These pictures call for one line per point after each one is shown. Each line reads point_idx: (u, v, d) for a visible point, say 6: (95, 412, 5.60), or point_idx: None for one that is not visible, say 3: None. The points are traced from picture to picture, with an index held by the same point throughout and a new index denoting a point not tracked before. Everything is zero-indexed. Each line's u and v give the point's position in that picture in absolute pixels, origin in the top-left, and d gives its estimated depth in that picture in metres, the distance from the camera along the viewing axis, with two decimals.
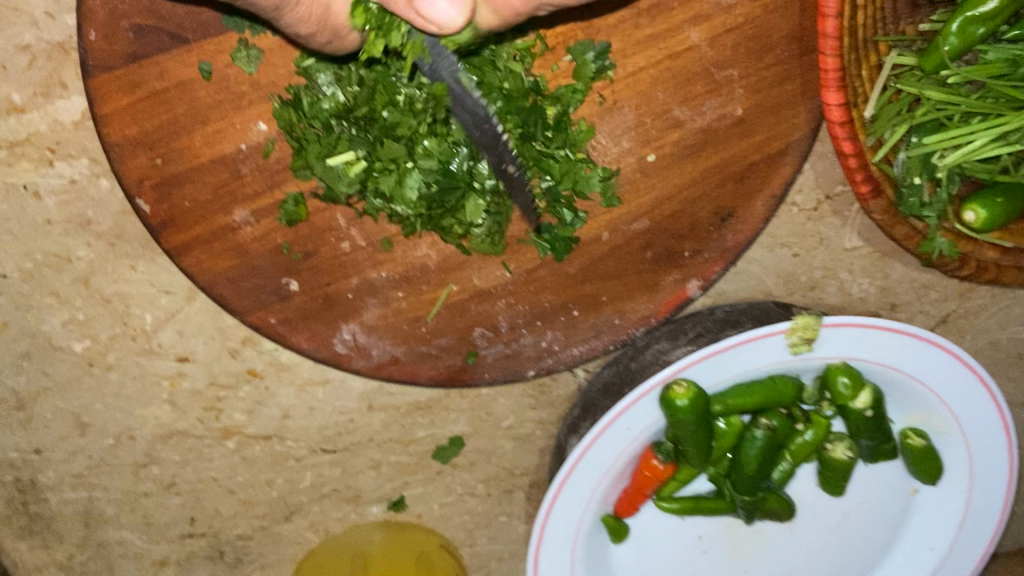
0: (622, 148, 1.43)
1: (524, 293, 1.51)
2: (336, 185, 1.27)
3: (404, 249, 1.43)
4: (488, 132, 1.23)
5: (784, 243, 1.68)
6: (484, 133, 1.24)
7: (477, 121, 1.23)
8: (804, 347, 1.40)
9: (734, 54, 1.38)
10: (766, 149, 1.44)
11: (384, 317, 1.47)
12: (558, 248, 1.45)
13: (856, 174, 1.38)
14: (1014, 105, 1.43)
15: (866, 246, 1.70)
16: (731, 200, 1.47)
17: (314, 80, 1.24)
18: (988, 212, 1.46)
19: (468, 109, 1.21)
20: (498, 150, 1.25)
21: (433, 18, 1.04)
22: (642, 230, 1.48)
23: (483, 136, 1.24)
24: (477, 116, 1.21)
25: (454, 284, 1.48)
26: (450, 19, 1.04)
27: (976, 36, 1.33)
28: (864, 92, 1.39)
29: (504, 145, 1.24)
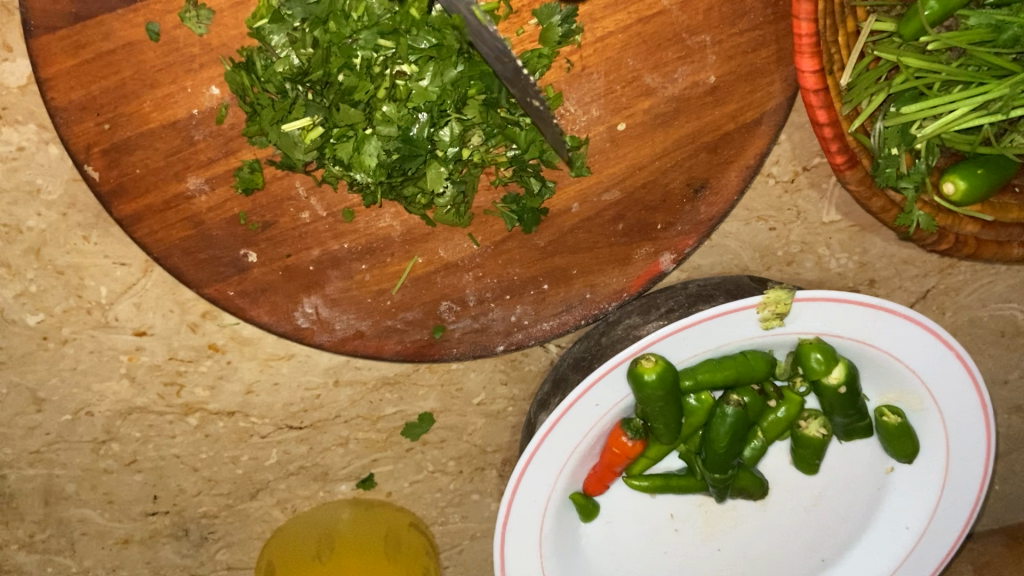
0: (592, 116, 1.38)
1: (493, 266, 1.47)
2: (292, 152, 1.23)
3: (367, 220, 1.38)
4: (509, 65, 1.21)
5: (761, 216, 1.64)
6: (505, 67, 1.21)
7: (496, 55, 1.21)
8: (776, 321, 1.38)
9: (707, 19, 1.34)
10: (740, 119, 1.41)
11: (348, 290, 1.43)
12: (526, 220, 1.41)
13: (832, 143, 1.33)
14: (998, 73, 1.38)
15: (844, 220, 1.67)
16: (703, 171, 1.44)
17: (267, 42, 1.17)
18: (967, 184, 1.42)
19: (487, 42, 1.19)
20: (521, 84, 1.22)
21: None
22: (613, 201, 1.44)
23: (505, 67, 1.21)
24: (497, 49, 1.19)
25: (419, 256, 1.44)
26: None
27: (957, 1, 1.28)
28: (841, 59, 1.34)
29: (526, 77, 1.21)
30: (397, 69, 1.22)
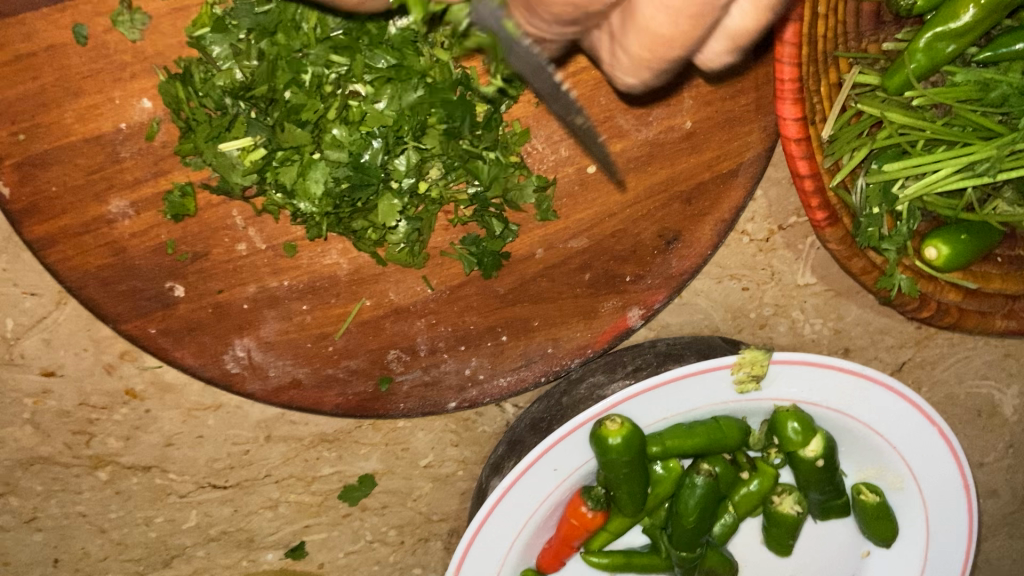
0: (561, 156, 1.28)
1: (447, 313, 1.35)
2: (228, 176, 1.11)
3: (311, 256, 1.26)
4: (549, 81, 0.98)
5: (733, 275, 1.55)
6: (544, 82, 0.99)
7: (536, 70, 0.97)
8: (752, 383, 1.27)
9: (685, 61, 1.26)
10: (716, 168, 1.33)
11: (285, 333, 1.29)
12: (486, 264, 1.30)
13: (813, 197, 1.25)
14: (984, 134, 1.32)
15: (819, 284, 1.59)
16: (675, 222, 1.36)
17: (207, 52, 1.08)
18: (950, 250, 1.36)
19: (523, 58, 0.95)
20: (540, 121, 1.03)
21: None
22: (579, 248, 1.35)
23: (531, 93, 1.00)
24: (536, 62, 0.95)
25: (367, 299, 1.31)
26: None
27: (944, 54, 1.24)
28: (823, 109, 1.27)
29: (566, 95, 0.98)
30: (351, 88, 1.12)
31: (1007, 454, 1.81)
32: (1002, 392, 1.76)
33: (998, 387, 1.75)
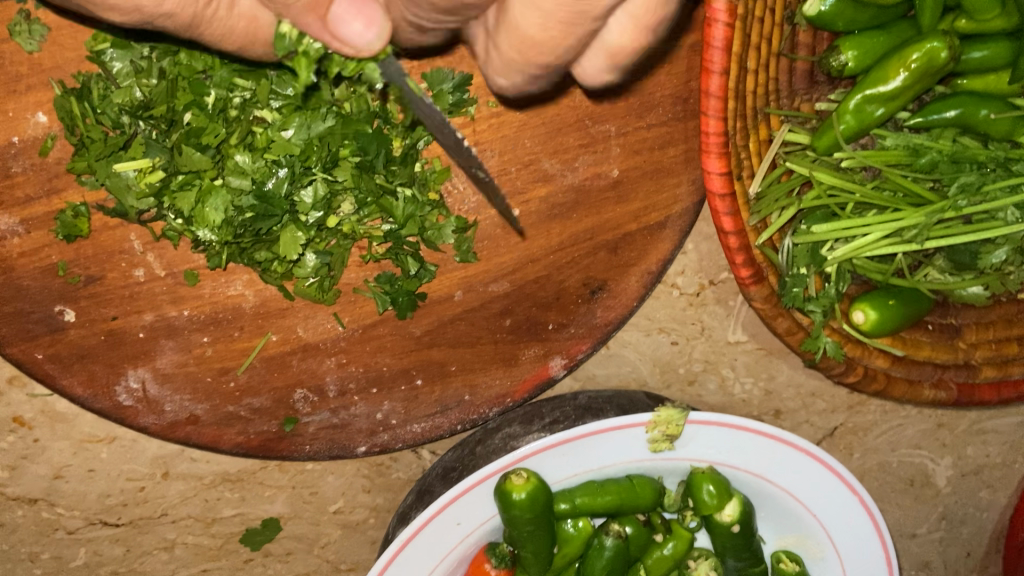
0: (482, 198, 1.25)
1: (359, 353, 1.29)
2: (122, 198, 1.06)
3: (213, 286, 1.20)
4: (450, 137, 1.02)
5: (662, 328, 1.52)
6: (446, 137, 1.03)
7: (437, 126, 1.01)
8: (666, 444, 1.22)
9: (612, 108, 1.25)
10: (644, 220, 1.30)
11: (183, 366, 1.22)
12: (400, 303, 1.24)
13: (737, 255, 1.22)
14: (914, 200, 1.29)
15: (751, 342, 1.55)
16: (600, 270, 1.32)
17: (106, 68, 1.04)
18: (878, 315, 1.34)
19: (425, 112, 1.00)
20: (465, 153, 1.06)
21: (349, 40, 0.87)
22: (500, 292, 1.30)
23: (445, 139, 1.04)
24: (435, 121, 1.01)
25: (273, 333, 1.25)
26: (368, 43, 0.87)
27: (874, 117, 1.22)
28: (750, 165, 1.25)
29: (467, 151, 1.04)
30: (255, 114, 1.08)
31: (940, 526, 1.77)
32: (935, 462, 1.73)
33: (931, 457, 1.72)
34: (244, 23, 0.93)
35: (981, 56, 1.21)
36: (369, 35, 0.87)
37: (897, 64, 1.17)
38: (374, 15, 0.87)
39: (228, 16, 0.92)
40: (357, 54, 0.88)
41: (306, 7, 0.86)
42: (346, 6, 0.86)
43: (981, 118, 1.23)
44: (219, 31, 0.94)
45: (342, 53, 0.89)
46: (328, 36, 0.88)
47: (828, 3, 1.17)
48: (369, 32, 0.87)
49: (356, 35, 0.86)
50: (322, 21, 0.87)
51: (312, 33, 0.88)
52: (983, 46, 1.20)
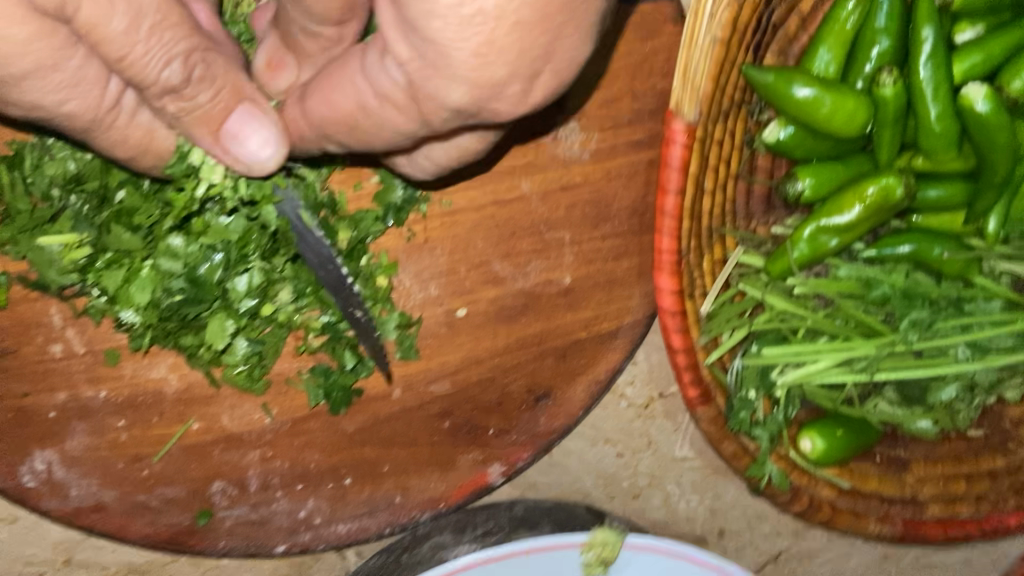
0: (428, 295, 1.21)
1: (286, 447, 1.22)
2: (45, 272, 1.00)
3: (135, 367, 1.14)
4: (334, 273, 1.07)
5: (608, 439, 1.47)
6: (329, 274, 1.08)
7: (322, 260, 1.06)
8: (601, 569, 1.16)
9: (568, 216, 1.23)
10: (594, 328, 1.27)
11: (95, 450, 1.15)
12: (334, 398, 1.18)
13: (685, 373, 1.20)
14: (865, 331, 1.28)
15: (697, 459, 1.50)
16: (546, 378, 1.27)
17: (42, 139, 1.01)
18: (826, 444, 1.31)
19: (313, 248, 1.05)
20: (347, 294, 1.09)
21: (242, 156, 0.93)
22: (441, 393, 1.25)
23: (328, 278, 1.08)
24: (322, 256, 1.06)
25: (195, 421, 1.18)
26: (262, 160, 0.94)
27: (828, 248, 1.21)
28: (703, 284, 1.23)
29: (349, 289, 1.07)
30: None
31: None
32: None
33: None
34: (141, 132, 0.91)
35: (938, 194, 1.20)
36: (265, 153, 0.93)
37: (853, 196, 1.17)
38: (271, 137, 0.92)
39: (127, 126, 0.89)
40: (248, 170, 0.95)
41: (198, 120, 0.90)
42: (239, 124, 0.92)
43: (934, 256, 1.23)
44: (111, 140, 0.90)
45: (228, 163, 0.95)
46: (220, 151, 0.94)
47: (787, 131, 1.18)
48: (266, 153, 0.93)
49: (251, 153, 0.92)
50: (214, 135, 0.92)
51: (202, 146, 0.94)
52: (939, 185, 1.20)
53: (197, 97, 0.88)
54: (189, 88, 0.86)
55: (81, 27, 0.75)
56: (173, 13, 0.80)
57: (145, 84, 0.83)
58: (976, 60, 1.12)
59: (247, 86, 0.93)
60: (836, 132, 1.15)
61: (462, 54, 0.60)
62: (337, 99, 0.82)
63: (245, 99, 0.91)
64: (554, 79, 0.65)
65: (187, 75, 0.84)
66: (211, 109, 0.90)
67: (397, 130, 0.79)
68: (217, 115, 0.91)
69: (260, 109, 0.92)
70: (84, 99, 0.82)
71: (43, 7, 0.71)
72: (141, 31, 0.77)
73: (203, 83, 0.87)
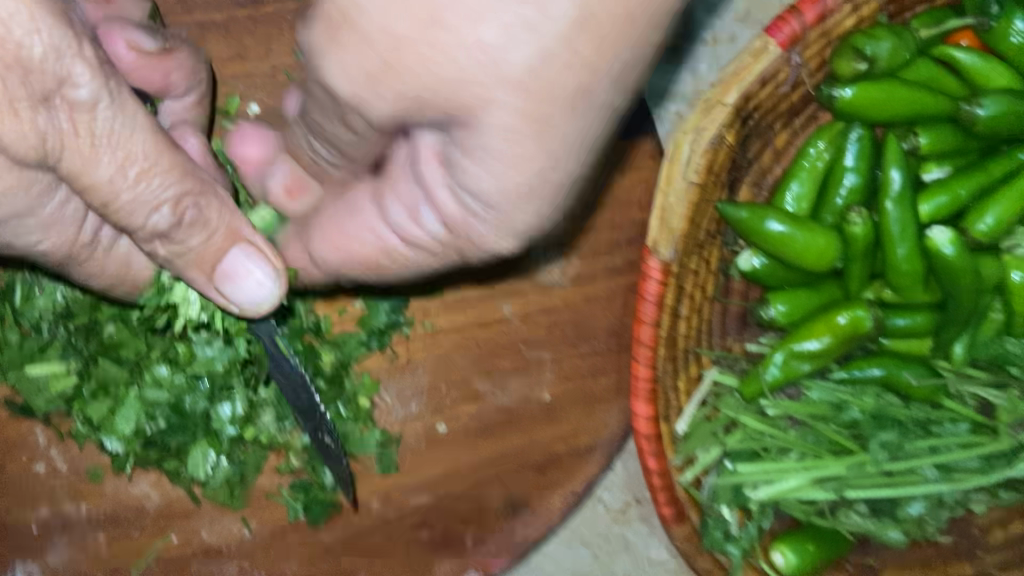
0: (410, 411, 1.25)
1: (263, 559, 1.21)
2: (30, 399, 1.03)
3: (117, 483, 1.16)
4: (305, 400, 1.06)
5: (584, 541, 1.49)
6: (301, 401, 1.06)
7: (296, 386, 1.06)
8: None
9: (547, 336, 1.28)
10: (572, 442, 1.27)
11: (75, 564, 1.15)
12: (314, 512, 1.21)
13: (659, 493, 1.22)
14: (836, 449, 1.31)
15: (673, 561, 1.51)
16: (524, 491, 1.26)
17: (37, 272, 1.05)
18: (797, 558, 1.34)
19: (287, 374, 1.05)
20: (316, 420, 1.07)
21: (236, 298, 0.95)
22: (420, 505, 1.26)
23: (300, 405, 1.06)
24: (296, 382, 1.05)
25: (175, 534, 1.18)
26: (257, 301, 0.95)
27: (800, 373, 1.24)
28: (678, 404, 1.27)
29: (321, 415, 1.05)
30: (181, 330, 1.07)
31: None
32: None
33: None
34: (120, 268, 0.97)
35: (906, 323, 1.23)
36: (259, 295, 0.95)
37: (823, 324, 1.21)
38: (264, 278, 0.95)
39: (106, 259, 0.96)
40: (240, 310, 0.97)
41: (192, 263, 0.93)
42: (235, 265, 0.94)
43: (903, 380, 1.27)
44: (90, 273, 0.97)
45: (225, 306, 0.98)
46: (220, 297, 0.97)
47: (760, 260, 1.22)
48: (263, 295, 0.95)
49: (242, 294, 0.94)
50: (207, 277, 0.95)
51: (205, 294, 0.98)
52: (907, 314, 1.23)
53: (187, 241, 0.91)
54: (178, 233, 0.89)
55: (68, 174, 0.80)
56: (164, 159, 0.85)
57: (133, 228, 0.86)
58: (941, 201, 1.16)
59: (248, 229, 0.96)
60: (807, 266, 1.19)
61: (517, 49, 0.59)
62: (365, 239, 0.89)
63: (240, 241, 0.94)
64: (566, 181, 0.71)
65: (176, 219, 0.87)
66: (202, 251, 0.93)
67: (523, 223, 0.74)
68: (211, 257, 0.93)
69: (256, 249, 0.95)
70: (57, 240, 0.90)
71: (27, 161, 0.78)
72: (130, 175, 0.82)
73: (194, 228, 0.90)
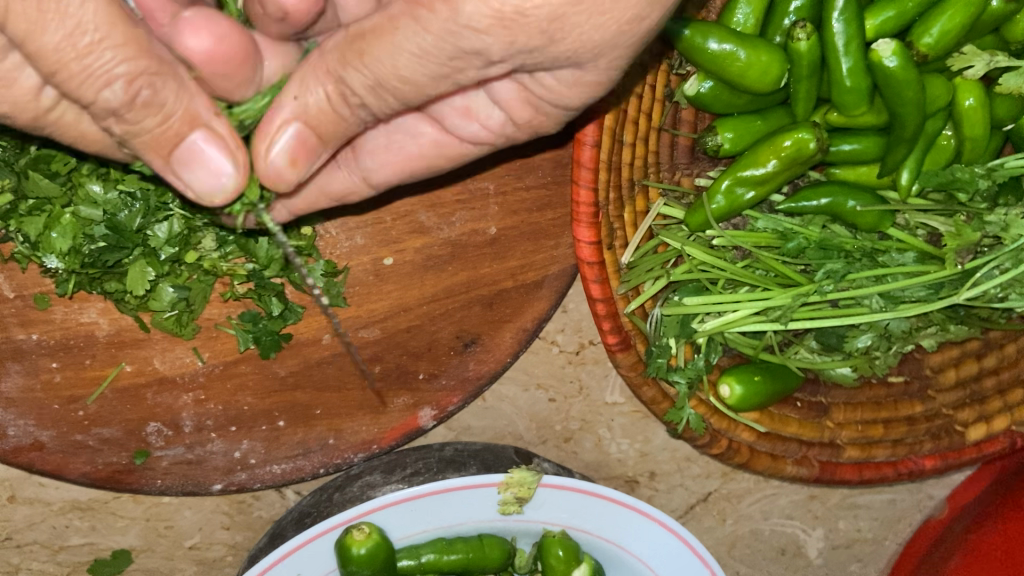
0: (355, 243, 1.25)
1: (219, 390, 1.25)
2: None
3: (66, 312, 1.18)
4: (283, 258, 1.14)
5: (541, 384, 1.53)
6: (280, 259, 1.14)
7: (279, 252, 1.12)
8: (516, 507, 1.23)
9: (491, 168, 1.27)
10: (520, 278, 1.30)
11: (29, 391, 1.19)
12: (263, 344, 1.21)
13: (604, 321, 1.23)
14: (783, 281, 1.32)
15: (627, 404, 1.56)
16: (474, 325, 1.30)
17: None
18: (744, 390, 1.36)
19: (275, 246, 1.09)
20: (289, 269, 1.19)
21: (192, 185, 0.88)
22: (370, 340, 1.28)
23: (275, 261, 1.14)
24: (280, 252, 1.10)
25: (127, 363, 1.22)
26: (213, 191, 0.88)
27: (745, 201, 1.24)
28: (624, 236, 1.27)
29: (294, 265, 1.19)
30: None
31: None
32: (806, 533, 1.69)
33: (803, 528, 1.69)
34: (96, 133, 0.93)
35: (852, 148, 1.23)
36: (217, 184, 0.87)
37: (769, 149, 1.20)
38: (219, 168, 0.86)
39: (80, 122, 0.91)
40: (197, 200, 0.89)
41: (146, 143, 0.85)
42: (193, 153, 0.86)
43: (848, 209, 1.27)
44: (69, 135, 0.93)
45: (183, 191, 0.89)
46: (177, 180, 0.88)
47: (706, 85, 1.20)
48: (220, 177, 0.87)
49: (196, 184, 0.87)
50: (167, 161, 0.87)
51: (158, 170, 0.89)
52: (853, 139, 1.23)
53: (143, 122, 0.83)
54: (131, 112, 0.82)
55: (16, 36, 0.76)
56: (118, 31, 0.77)
57: (87, 101, 0.80)
58: (888, 15, 1.14)
59: (210, 112, 0.87)
60: (752, 87, 1.18)
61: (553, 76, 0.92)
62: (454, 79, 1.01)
63: (200, 128, 0.86)
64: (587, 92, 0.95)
65: (129, 97, 0.80)
66: (157, 135, 0.85)
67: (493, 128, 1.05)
68: (169, 141, 0.85)
69: (217, 142, 0.86)
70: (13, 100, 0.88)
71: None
72: (81, 45, 0.76)
73: (149, 109, 0.82)
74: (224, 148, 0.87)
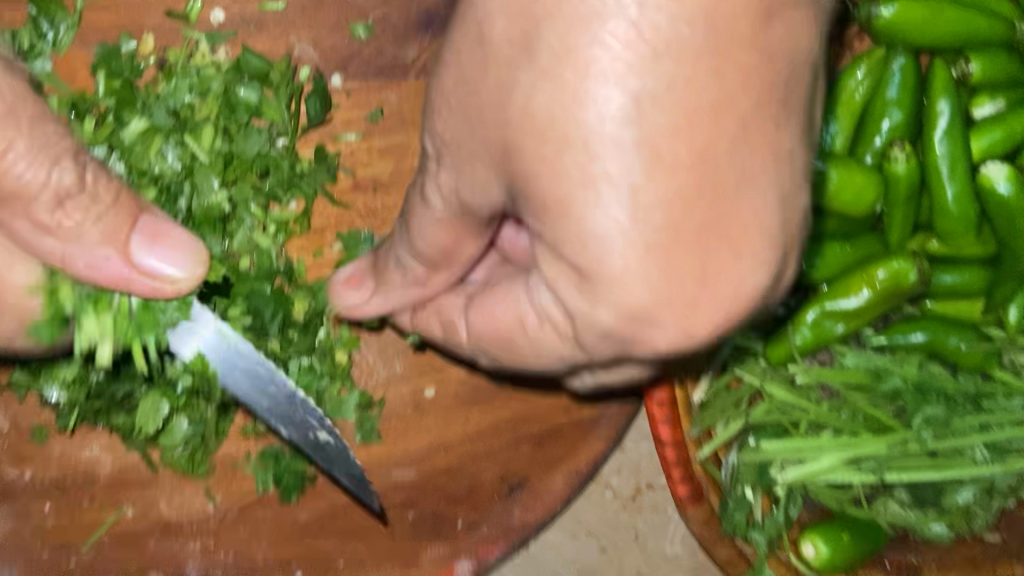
0: (394, 371, 1.12)
1: (231, 536, 1.07)
2: None
3: (65, 446, 1.04)
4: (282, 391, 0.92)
5: (591, 533, 1.35)
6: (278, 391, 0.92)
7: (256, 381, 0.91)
8: None
9: None
10: (573, 413, 1.15)
11: (15, 536, 1.03)
12: (285, 484, 1.07)
13: (674, 469, 1.06)
14: (874, 427, 1.16)
15: (689, 558, 1.37)
16: (522, 466, 1.13)
17: None
18: (830, 550, 1.15)
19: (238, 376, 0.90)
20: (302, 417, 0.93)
21: (159, 271, 0.77)
22: (404, 481, 1.11)
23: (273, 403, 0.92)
24: (255, 377, 0.90)
25: (129, 507, 1.06)
26: (180, 270, 0.78)
27: (834, 335, 1.11)
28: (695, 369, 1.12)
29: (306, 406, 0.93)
30: None
31: None
32: None
33: None
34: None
35: (954, 281, 1.10)
36: (184, 262, 0.78)
37: (862, 278, 1.08)
38: (183, 238, 0.79)
39: None
40: (174, 287, 0.78)
41: (105, 237, 0.75)
42: (153, 232, 0.78)
43: (950, 347, 1.12)
44: None
45: (155, 290, 0.78)
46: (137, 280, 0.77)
47: None
48: (176, 266, 0.78)
49: (168, 263, 0.77)
50: (128, 264, 0.76)
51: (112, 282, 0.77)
52: (954, 271, 1.10)
53: (84, 216, 0.73)
54: (85, 189, 0.73)
55: None
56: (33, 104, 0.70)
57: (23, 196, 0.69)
58: (995, 136, 1.03)
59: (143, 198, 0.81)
60: (842, 212, 1.06)
61: (614, 241, 0.53)
62: (506, 311, 0.72)
63: (145, 216, 0.78)
64: (728, 301, 0.53)
65: (80, 174, 0.72)
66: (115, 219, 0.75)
67: (560, 355, 0.69)
68: (123, 227, 0.76)
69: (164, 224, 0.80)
70: None
71: None
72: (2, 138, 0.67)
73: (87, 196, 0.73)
74: (172, 229, 0.80)
